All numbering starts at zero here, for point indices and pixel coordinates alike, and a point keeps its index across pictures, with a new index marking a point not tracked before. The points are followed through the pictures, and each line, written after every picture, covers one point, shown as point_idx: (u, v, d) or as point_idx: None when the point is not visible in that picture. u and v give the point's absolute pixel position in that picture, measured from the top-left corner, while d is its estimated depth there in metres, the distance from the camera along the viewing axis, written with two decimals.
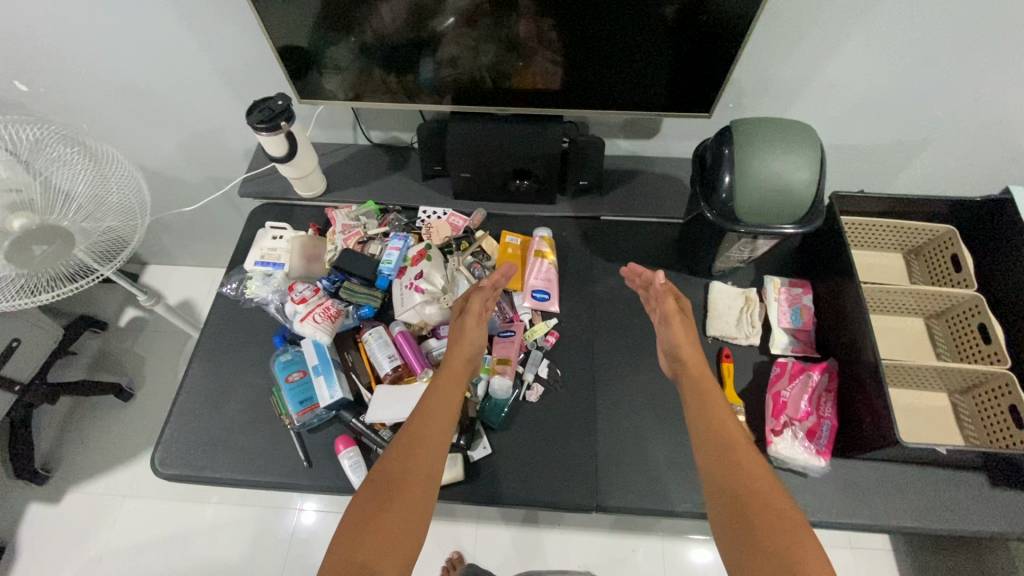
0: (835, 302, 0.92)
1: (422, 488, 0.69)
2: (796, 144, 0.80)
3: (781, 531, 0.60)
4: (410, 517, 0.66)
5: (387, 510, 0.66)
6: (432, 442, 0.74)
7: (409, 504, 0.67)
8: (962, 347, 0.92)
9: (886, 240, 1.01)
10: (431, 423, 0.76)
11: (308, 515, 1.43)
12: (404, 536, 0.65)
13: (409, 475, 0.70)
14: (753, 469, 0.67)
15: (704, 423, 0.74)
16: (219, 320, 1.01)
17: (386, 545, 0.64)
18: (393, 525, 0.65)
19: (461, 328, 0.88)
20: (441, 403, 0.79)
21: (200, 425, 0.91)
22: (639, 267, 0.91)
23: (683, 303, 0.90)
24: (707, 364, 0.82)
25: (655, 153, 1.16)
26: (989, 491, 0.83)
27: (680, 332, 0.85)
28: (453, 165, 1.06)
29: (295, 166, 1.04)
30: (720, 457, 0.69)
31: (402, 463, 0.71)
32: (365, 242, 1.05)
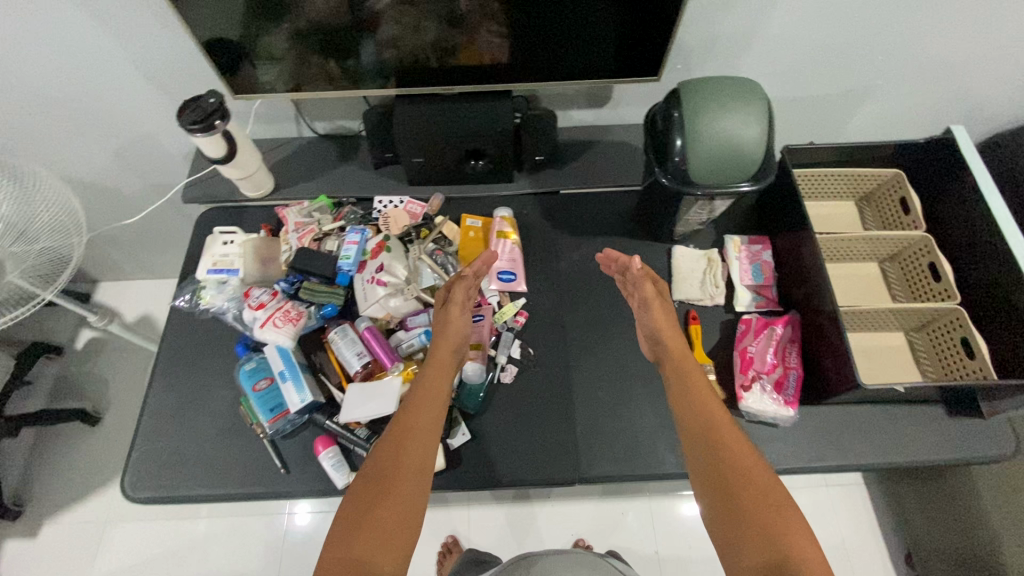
0: (794, 256, 0.93)
1: (415, 483, 0.69)
2: (742, 101, 0.80)
3: (779, 525, 0.61)
4: (404, 511, 0.66)
5: (381, 508, 0.66)
6: (422, 433, 0.74)
7: (402, 501, 0.67)
8: (915, 287, 0.95)
9: (838, 189, 1.03)
10: (420, 415, 0.75)
11: (301, 517, 1.42)
12: (399, 532, 0.65)
13: (400, 469, 0.69)
14: (744, 458, 0.67)
15: (689, 411, 0.75)
16: (176, 334, 0.97)
17: (382, 541, 0.64)
18: (388, 522, 0.65)
19: (447, 318, 0.87)
20: (429, 394, 0.78)
21: (169, 444, 0.88)
22: (618, 253, 0.90)
23: (661, 286, 0.89)
24: (688, 347, 0.82)
25: (609, 121, 1.15)
26: (945, 421, 0.88)
27: (661, 316, 0.85)
28: (403, 150, 1.02)
29: (238, 166, 1.00)
30: (708, 449, 0.70)
31: (392, 459, 0.70)
32: (322, 239, 1.02)
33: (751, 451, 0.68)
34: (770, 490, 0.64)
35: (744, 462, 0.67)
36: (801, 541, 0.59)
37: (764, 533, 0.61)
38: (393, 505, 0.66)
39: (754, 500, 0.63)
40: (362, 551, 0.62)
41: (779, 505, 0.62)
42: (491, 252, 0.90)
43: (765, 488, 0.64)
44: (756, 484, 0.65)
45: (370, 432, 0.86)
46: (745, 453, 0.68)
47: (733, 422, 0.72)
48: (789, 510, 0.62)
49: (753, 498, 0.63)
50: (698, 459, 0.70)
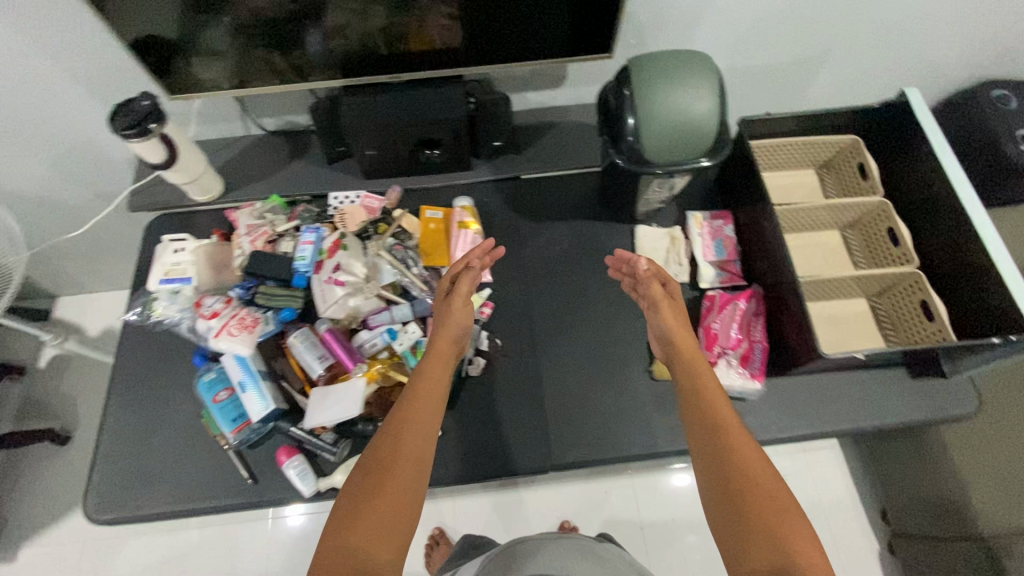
0: (755, 229, 0.93)
1: (411, 475, 0.66)
2: (692, 74, 0.79)
3: (784, 536, 0.57)
4: (400, 506, 0.63)
5: (377, 501, 0.63)
6: (420, 426, 0.70)
7: (398, 494, 0.64)
8: (875, 252, 0.95)
9: (798, 158, 1.02)
10: (418, 406, 0.72)
11: (293, 518, 1.40)
12: (395, 525, 0.62)
13: (397, 460, 0.66)
14: (753, 465, 0.62)
15: (697, 413, 0.69)
16: (130, 350, 0.93)
17: (378, 533, 0.61)
18: (384, 515, 0.62)
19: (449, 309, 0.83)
20: (428, 385, 0.75)
21: (131, 463, 0.86)
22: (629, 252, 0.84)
23: (674, 286, 0.82)
24: (701, 350, 0.76)
25: (567, 101, 1.12)
26: (908, 383, 0.89)
27: (670, 316, 0.79)
28: (354, 143, 0.99)
29: (181, 171, 0.96)
30: (713, 454, 0.65)
31: (389, 451, 0.67)
32: (276, 240, 0.99)
33: (761, 458, 0.63)
34: (777, 498, 0.59)
35: (751, 469, 0.62)
36: (807, 552, 0.56)
37: (770, 543, 0.56)
38: (389, 497, 0.63)
39: (759, 508, 0.59)
40: (356, 544, 0.60)
41: (787, 517, 0.58)
42: (492, 240, 0.86)
43: (774, 496, 0.60)
44: (764, 491, 0.60)
45: (337, 436, 0.84)
46: (754, 460, 0.63)
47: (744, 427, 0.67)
48: (797, 521, 0.58)
49: (759, 507, 0.59)
50: (701, 463, 0.66)
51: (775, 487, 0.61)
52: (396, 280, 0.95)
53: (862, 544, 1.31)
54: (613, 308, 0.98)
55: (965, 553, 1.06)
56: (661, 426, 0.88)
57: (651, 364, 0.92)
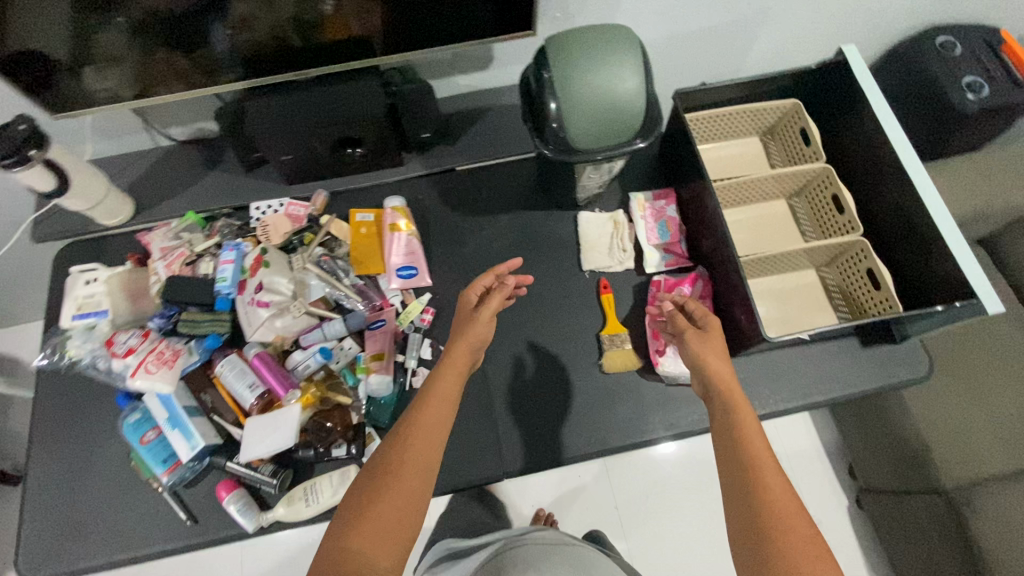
0: (698, 206, 0.88)
1: (412, 482, 0.61)
2: (613, 50, 0.74)
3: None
4: (399, 515, 0.59)
5: (375, 507, 0.59)
6: (425, 435, 0.65)
7: (397, 500, 0.60)
8: (822, 221, 0.92)
9: (740, 127, 0.98)
10: (426, 413, 0.67)
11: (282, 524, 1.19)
12: (394, 531, 0.58)
13: (400, 465, 0.62)
14: (783, 508, 0.57)
15: (725, 448, 0.64)
16: (48, 396, 0.87)
17: (375, 538, 0.57)
18: (382, 521, 0.58)
19: (471, 319, 0.77)
20: (439, 397, 0.69)
21: (60, 516, 0.81)
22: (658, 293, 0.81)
23: (707, 318, 0.77)
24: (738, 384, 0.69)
25: (497, 83, 1.05)
26: (861, 351, 0.87)
27: (698, 347, 0.73)
28: (269, 150, 0.92)
29: (79, 197, 0.87)
30: (739, 493, 0.60)
31: (393, 457, 0.63)
32: (195, 262, 0.92)
33: (803, 517, 0.57)
34: (811, 548, 0.54)
35: (780, 515, 0.57)
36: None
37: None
38: (388, 502, 0.59)
39: (790, 557, 0.54)
40: (352, 546, 0.57)
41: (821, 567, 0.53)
42: (518, 259, 0.80)
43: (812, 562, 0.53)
44: (795, 538, 0.55)
45: (276, 467, 0.80)
46: (787, 506, 0.57)
47: (777, 467, 0.60)
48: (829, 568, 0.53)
49: (790, 557, 0.54)
50: (731, 504, 0.60)
51: (807, 533, 0.55)
52: (327, 294, 0.89)
53: (832, 500, 1.33)
54: (560, 300, 0.92)
55: (927, 505, 1.07)
56: (616, 421, 0.84)
57: (601, 357, 0.88)
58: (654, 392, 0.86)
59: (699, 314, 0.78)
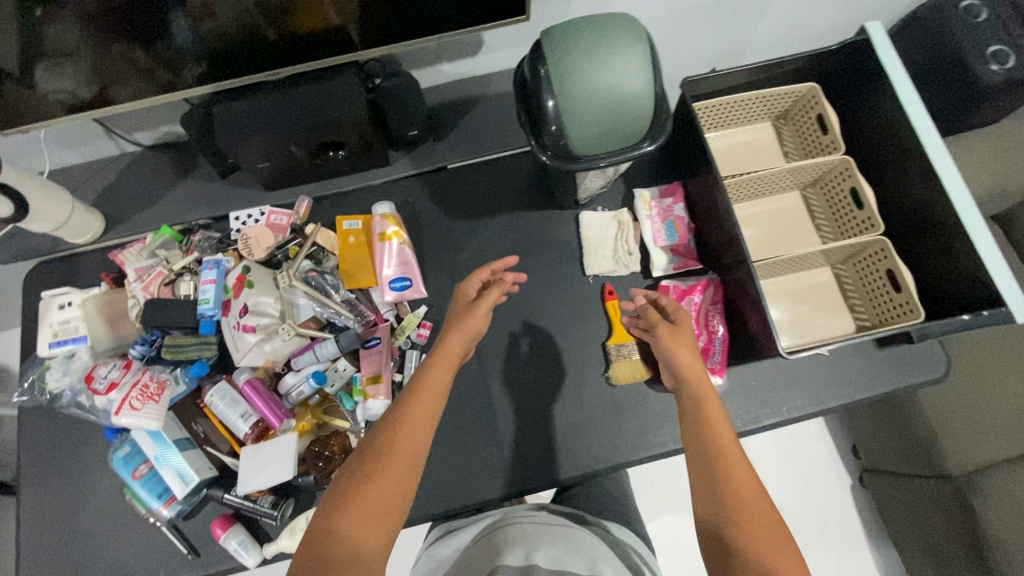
0: (709, 205, 0.82)
1: (402, 471, 0.57)
2: (617, 42, 0.66)
3: (772, 566, 0.50)
4: (387, 505, 0.55)
5: (363, 495, 0.55)
6: (417, 424, 0.61)
7: (387, 487, 0.56)
8: (838, 215, 0.87)
9: (751, 113, 0.91)
10: (420, 399, 0.63)
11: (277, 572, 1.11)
12: (382, 517, 0.54)
13: (389, 452, 0.58)
14: (746, 490, 0.56)
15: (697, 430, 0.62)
16: (31, 431, 0.83)
17: (364, 525, 0.53)
18: (372, 508, 0.54)
19: (466, 310, 0.73)
20: (433, 387, 0.64)
21: (57, 554, 0.78)
22: (632, 288, 0.78)
23: (678, 312, 0.74)
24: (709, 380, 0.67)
25: (487, 69, 0.97)
26: (879, 353, 0.84)
27: (673, 341, 0.70)
28: (244, 158, 0.83)
29: (40, 217, 0.80)
30: (705, 476, 0.58)
31: (382, 440, 0.59)
32: (174, 281, 0.86)
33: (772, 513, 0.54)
34: (770, 528, 0.53)
35: (743, 497, 0.55)
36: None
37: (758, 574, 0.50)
38: (378, 490, 0.55)
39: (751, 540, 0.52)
40: (339, 530, 0.53)
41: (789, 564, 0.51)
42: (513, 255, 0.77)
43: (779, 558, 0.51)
44: (755, 519, 0.54)
45: (275, 499, 0.77)
46: (758, 503, 0.55)
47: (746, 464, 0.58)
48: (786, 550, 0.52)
49: (750, 539, 0.53)
50: (703, 495, 0.57)
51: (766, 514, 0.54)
52: (317, 313, 0.84)
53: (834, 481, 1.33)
54: (562, 308, 0.88)
55: (934, 490, 1.02)
56: (624, 436, 0.81)
57: (607, 368, 0.84)
58: (663, 403, 0.83)
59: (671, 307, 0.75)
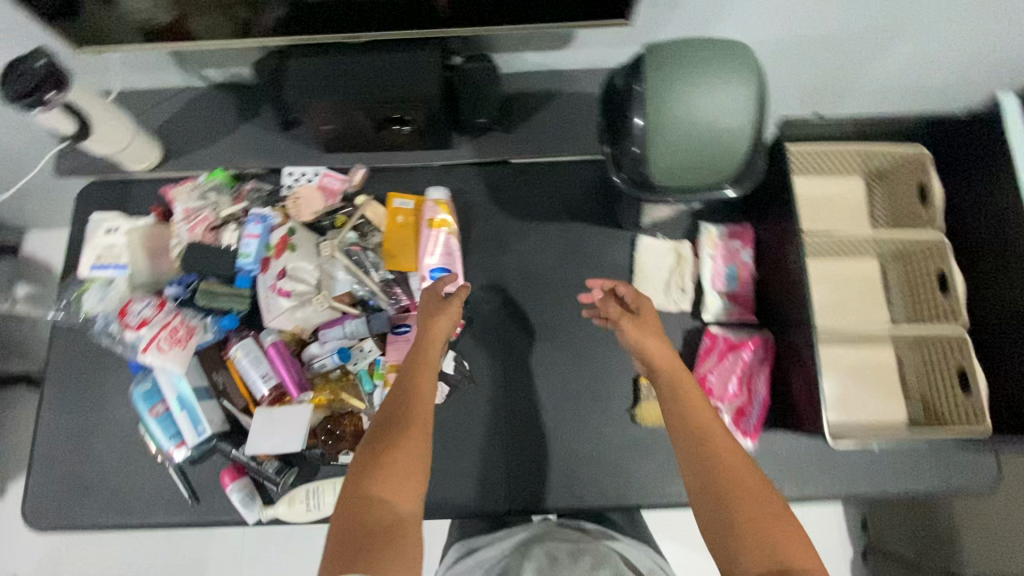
0: (779, 260, 0.78)
1: (418, 443, 0.58)
2: (723, 71, 0.61)
3: (780, 549, 0.50)
4: (410, 468, 0.56)
5: (389, 461, 0.56)
6: (424, 395, 0.62)
7: (410, 453, 0.57)
8: (916, 295, 0.80)
9: (847, 167, 0.84)
10: (423, 374, 0.64)
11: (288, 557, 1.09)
12: (410, 480, 0.55)
13: (407, 421, 0.59)
14: (736, 471, 0.55)
15: (680, 419, 0.60)
16: (61, 348, 0.85)
17: (396, 490, 0.54)
18: (398, 473, 0.55)
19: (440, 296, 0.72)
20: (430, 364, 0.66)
21: (67, 470, 0.80)
22: (589, 281, 0.74)
23: (640, 301, 0.72)
24: (683, 365, 0.65)
25: (573, 64, 0.89)
26: (927, 450, 0.78)
27: (643, 334, 0.68)
28: (307, 117, 0.80)
29: (101, 139, 0.79)
30: (698, 469, 0.57)
31: (397, 412, 0.60)
32: (219, 228, 0.86)
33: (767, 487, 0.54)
34: (765, 504, 0.53)
35: (738, 481, 0.55)
36: (803, 558, 0.50)
37: (767, 556, 0.50)
38: (403, 456, 0.56)
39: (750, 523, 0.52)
40: (373, 496, 0.54)
41: (794, 541, 0.51)
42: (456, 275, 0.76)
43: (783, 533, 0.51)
44: (751, 501, 0.53)
45: (281, 465, 0.77)
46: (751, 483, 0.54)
47: (734, 444, 0.58)
48: (786, 522, 0.52)
49: (754, 522, 0.52)
50: (701, 488, 0.56)
51: (760, 489, 0.54)
52: (352, 289, 0.82)
53: None
54: (601, 332, 0.84)
55: None
56: (638, 478, 0.78)
57: (635, 405, 0.81)
58: None
59: (632, 298, 0.72)
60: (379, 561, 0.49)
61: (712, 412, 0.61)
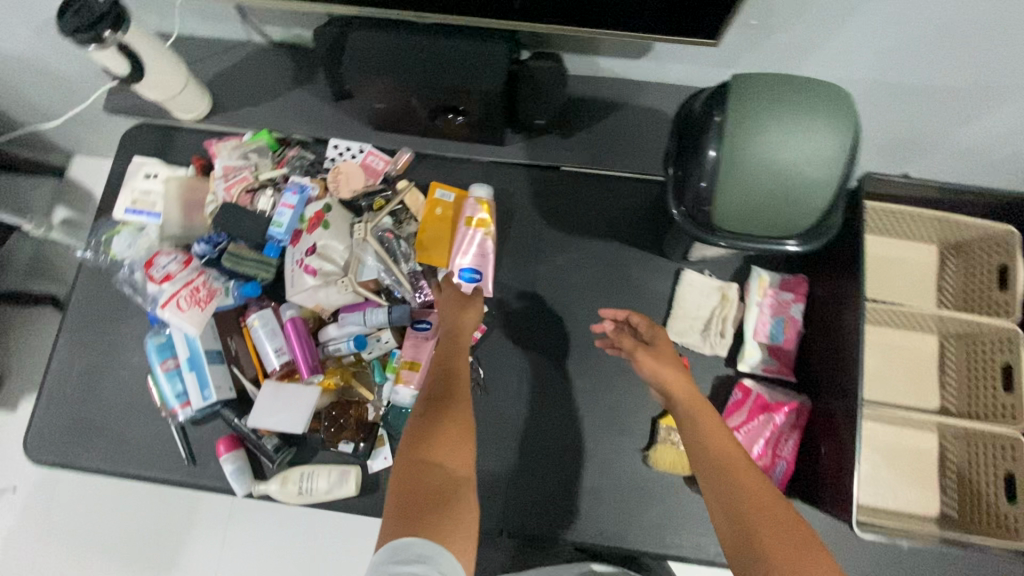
0: (832, 323, 0.73)
1: (462, 414, 0.59)
2: (814, 113, 0.55)
3: None
4: (462, 433, 0.57)
5: (440, 425, 0.57)
6: (462, 368, 0.64)
7: (459, 419, 0.58)
8: (973, 384, 0.74)
9: (921, 232, 0.78)
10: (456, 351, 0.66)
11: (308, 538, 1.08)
12: (461, 441, 0.56)
13: (453, 392, 0.61)
14: (761, 497, 0.52)
15: (702, 443, 0.58)
16: (86, 287, 0.85)
17: (452, 453, 0.55)
18: (447, 440, 0.56)
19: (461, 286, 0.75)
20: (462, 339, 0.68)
21: (73, 409, 0.81)
22: (600, 310, 0.70)
23: (653, 330, 0.69)
24: (702, 395, 0.62)
25: (645, 75, 0.84)
26: (956, 551, 0.72)
27: (660, 364, 0.65)
28: (361, 93, 0.77)
29: (152, 85, 0.77)
30: (723, 497, 0.53)
31: (440, 386, 0.61)
32: (255, 191, 0.83)
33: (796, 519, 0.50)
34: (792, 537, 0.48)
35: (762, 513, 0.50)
36: None
37: None
38: (449, 420, 0.57)
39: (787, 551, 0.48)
40: (431, 459, 0.54)
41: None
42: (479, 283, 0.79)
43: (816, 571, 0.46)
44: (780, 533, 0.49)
45: (279, 444, 0.76)
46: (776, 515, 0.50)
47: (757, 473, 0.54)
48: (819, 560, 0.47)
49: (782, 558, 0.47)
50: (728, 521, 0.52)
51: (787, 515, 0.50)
52: (379, 276, 0.79)
53: None
54: (627, 364, 0.80)
55: None
56: (639, 523, 0.75)
57: (648, 447, 0.77)
58: (692, 505, 0.75)
59: (645, 328, 0.69)
60: (443, 519, 0.50)
61: (733, 438, 0.58)
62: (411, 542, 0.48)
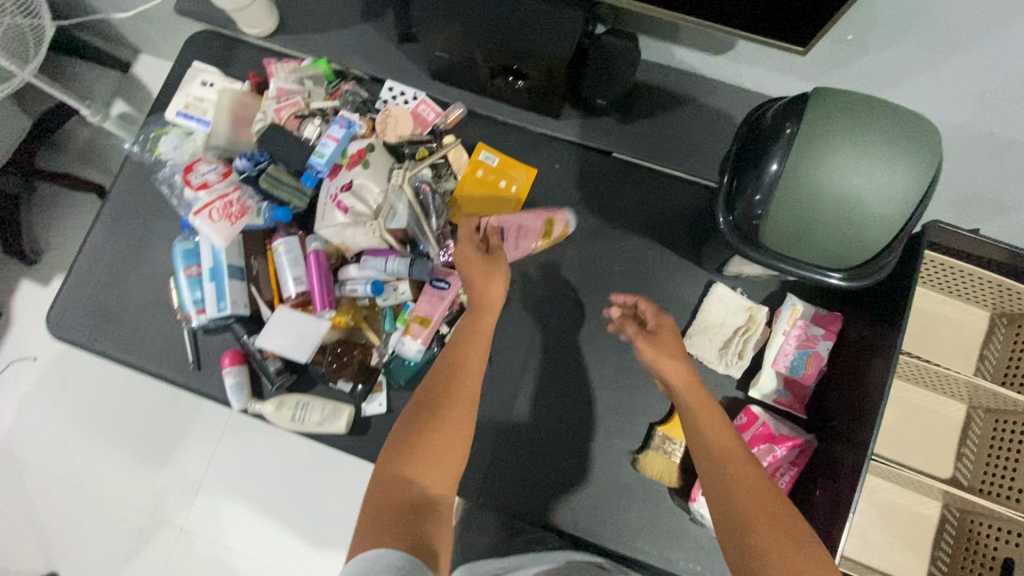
0: (859, 369, 0.69)
1: (459, 428, 0.57)
2: (896, 148, 0.52)
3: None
4: (452, 446, 0.56)
5: (429, 444, 0.55)
6: (470, 372, 0.62)
7: (450, 434, 0.56)
8: (991, 461, 0.70)
9: (975, 294, 0.73)
10: (468, 352, 0.63)
11: None
12: (445, 461, 0.55)
13: (450, 401, 0.59)
14: (755, 490, 0.52)
15: (700, 435, 0.58)
16: (128, 179, 0.87)
17: (435, 475, 0.54)
18: (432, 456, 0.55)
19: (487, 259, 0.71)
20: (478, 335, 0.65)
21: (96, 293, 0.83)
22: (612, 293, 0.72)
23: (660, 319, 0.68)
24: (702, 387, 0.62)
25: (718, 74, 0.80)
26: None
27: (662, 354, 0.64)
28: (425, 37, 0.75)
29: None
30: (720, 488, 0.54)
31: (442, 389, 0.60)
32: (303, 118, 0.83)
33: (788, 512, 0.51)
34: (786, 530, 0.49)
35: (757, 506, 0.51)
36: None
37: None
38: (440, 436, 0.56)
39: (777, 540, 0.48)
40: (411, 479, 0.53)
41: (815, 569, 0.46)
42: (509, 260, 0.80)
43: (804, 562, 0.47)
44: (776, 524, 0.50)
45: (282, 367, 0.77)
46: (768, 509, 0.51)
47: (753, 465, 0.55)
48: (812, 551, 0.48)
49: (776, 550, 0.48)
50: (723, 511, 0.53)
51: (781, 509, 0.51)
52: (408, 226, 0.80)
53: None
54: (636, 364, 0.78)
55: None
56: (614, 524, 0.74)
57: (640, 450, 0.76)
58: (671, 518, 0.74)
59: (652, 314, 0.68)
60: (421, 535, 0.48)
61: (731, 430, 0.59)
62: (384, 553, 0.44)
